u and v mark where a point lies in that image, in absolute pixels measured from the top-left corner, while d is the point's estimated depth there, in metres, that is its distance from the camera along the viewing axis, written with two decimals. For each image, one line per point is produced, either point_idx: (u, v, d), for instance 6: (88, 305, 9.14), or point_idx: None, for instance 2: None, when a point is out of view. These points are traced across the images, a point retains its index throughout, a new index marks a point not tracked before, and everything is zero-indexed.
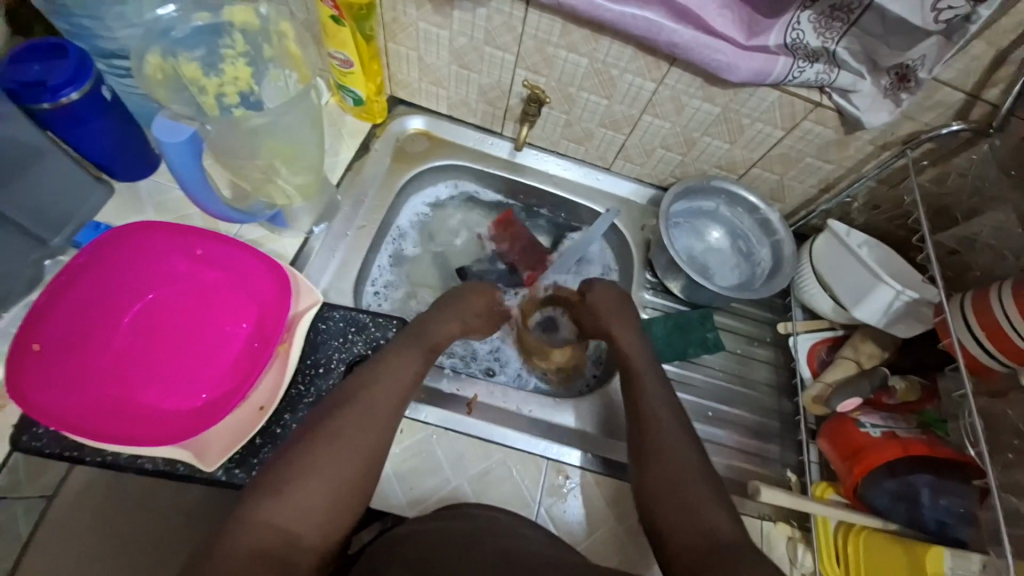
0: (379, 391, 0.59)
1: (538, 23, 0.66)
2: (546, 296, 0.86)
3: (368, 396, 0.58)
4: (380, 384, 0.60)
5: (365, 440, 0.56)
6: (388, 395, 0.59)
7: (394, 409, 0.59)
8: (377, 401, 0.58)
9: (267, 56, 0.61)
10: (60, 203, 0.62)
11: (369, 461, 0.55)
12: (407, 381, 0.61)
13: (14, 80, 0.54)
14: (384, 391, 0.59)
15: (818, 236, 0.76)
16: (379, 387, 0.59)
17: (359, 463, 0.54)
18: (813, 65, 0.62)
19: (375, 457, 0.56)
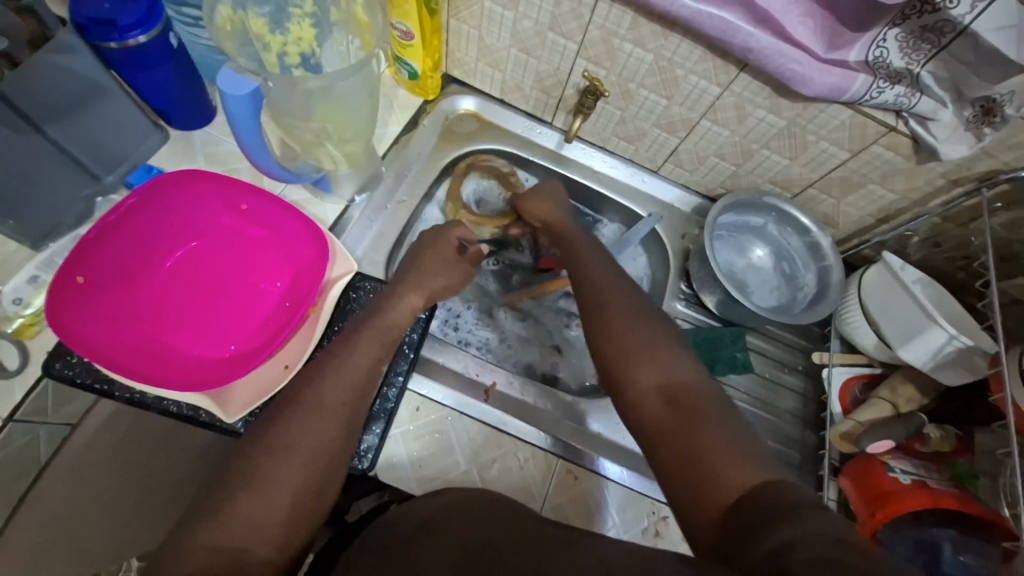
0: (334, 392, 0.54)
1: (607, 13, 0.64)
2: (495, 170, 0.84)
3: (326, 393, 0.54)
4: (344, 373, 0.56)
5: (322, 441, 0.52)
6: (350, 385, 0.55)
7: (357, 400, 0.55)
8: (339, 392, 0.55)
9: (333, 19, 0.60)
10: (114, 143, 0.64)
11: (329, 463, 0.51)
12: (367, 376, 0.57)
13: (85, 15, 0.55)
14: (341, 392, 0.55)
15: (869, 267, 0.73)
16: (342, 377, 0.55)
17: (319, 466, 0.51)
18: (893, 87, 0.59)
19: (335, 460, 0.52)
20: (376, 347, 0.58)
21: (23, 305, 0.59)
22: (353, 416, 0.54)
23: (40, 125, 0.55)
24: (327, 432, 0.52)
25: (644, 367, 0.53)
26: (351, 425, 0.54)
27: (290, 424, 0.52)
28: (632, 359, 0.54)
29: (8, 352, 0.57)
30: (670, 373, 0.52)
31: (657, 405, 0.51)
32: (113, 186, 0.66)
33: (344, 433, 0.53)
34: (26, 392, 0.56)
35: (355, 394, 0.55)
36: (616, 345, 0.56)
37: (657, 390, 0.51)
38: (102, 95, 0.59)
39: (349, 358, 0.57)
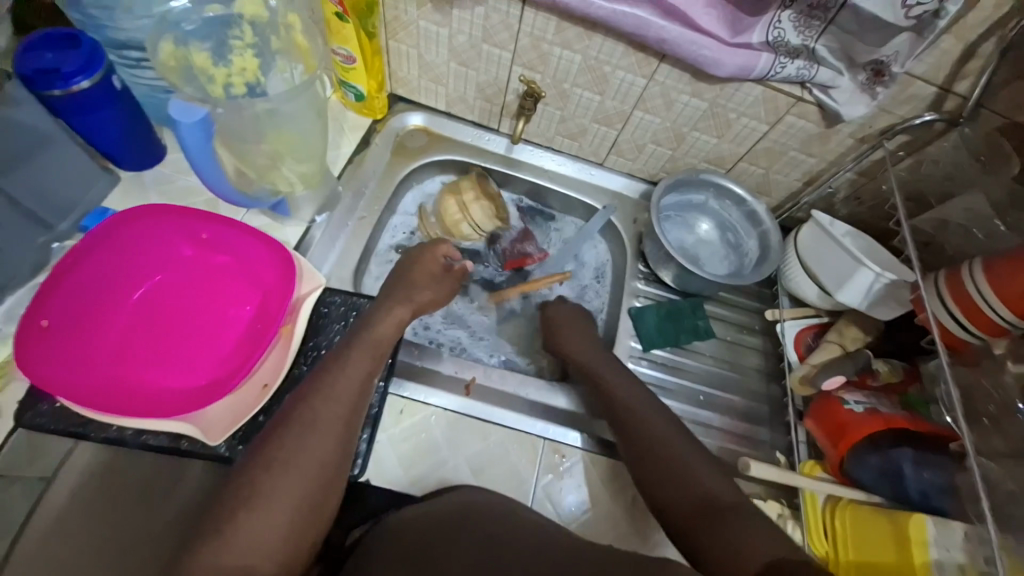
0: (329, 406, 0.55)
1: (534, 21, 0.69)
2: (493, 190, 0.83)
3: (322, 410, 0.55)
4: (337, 388, 0.56)
5: (319, 458, 0.52)
6: (345, 399, 0.56)
7: (353, 413, 0.56)
8: (335, 407, 0.55)
9: (275, 48, 0.63)
10: (63, 190, 0.64)
11: (326, 479, 0.52)
12: (360, 392, 0.57)
13: (30, 67, 0.56)
14: (335, 406, 0.55)
15: (803, 226, 0.79)
16: (336, 391, 0.56)
17: (318, 479, 0.52)
18: (794, 61, 0.66)
19: (331, 475, 0.53)
20: (366, 363, 0.59)
21: None
22: (349, 430, 0.55)
23: None
24: (325, 450, 0.53)
25: (669, 468, 0.60)
26: (347, 440, 0.55)
27: (287, 442, 0.52)
28: (663, 463, 0.60)
29: None
30: (695, 485, 0.58)
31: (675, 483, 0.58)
32: (67, 232, 0.66)
33: (341, 446, 0.54)
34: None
35: (351, 410, 0.56)
36: (648, 445, 0.62)
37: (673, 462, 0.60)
38: (48, 144, 0.60)
39: (342, 373, 0.57)
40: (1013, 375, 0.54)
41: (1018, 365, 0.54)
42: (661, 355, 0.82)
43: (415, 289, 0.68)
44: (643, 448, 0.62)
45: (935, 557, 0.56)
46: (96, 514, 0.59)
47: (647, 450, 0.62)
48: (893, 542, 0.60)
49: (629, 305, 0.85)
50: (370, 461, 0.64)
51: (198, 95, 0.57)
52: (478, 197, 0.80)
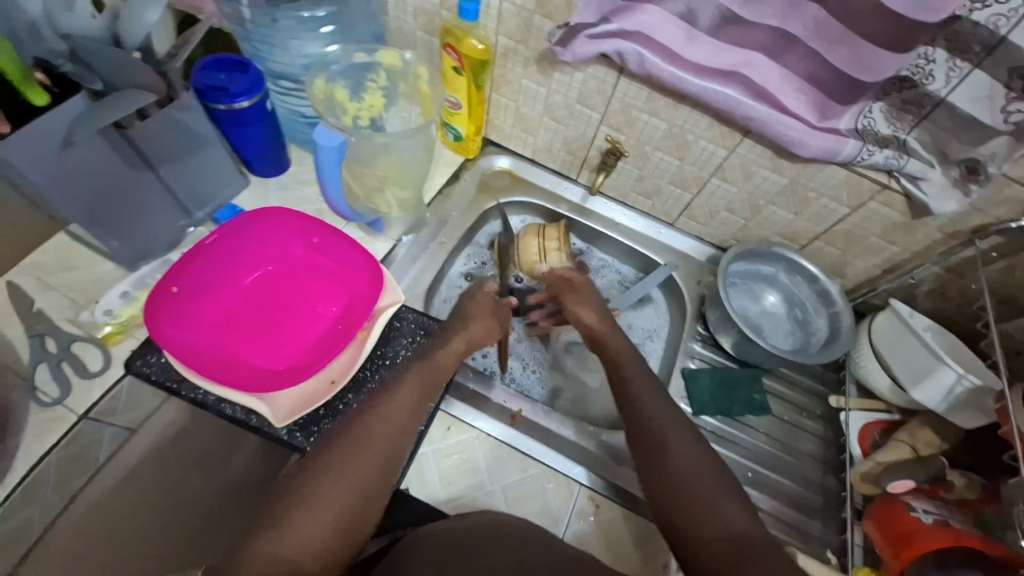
0: (382, 424, 0.58)
1: (627, 89, 0.76)
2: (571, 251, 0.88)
3: (374, 429, 0.57)
4: (389, 407, 0.59)
5: (366, 472, 0.54)
6: (397, 420, 0.59)
7: (401, 434, 0.58)
8: (384, 425, 0.58)
9: (401, 91, 0.75)
10: (205, 184, 0.76)
11: (370, 496, 0.54)
12: (411, 414, 0.60)
13: (204, 82, 0.69)
14: (388, 424, 0.58)
15: (879, 313, 0.78)
16: (387, 411, 0.59)
17: (364, 492, 0.53)
18: (881, 150, 0.67)
19: (375, 492, 0.54)
20: (416, 391, 0.62)
21: (113, 316, 0.69)
22: (399, 450, 0.58)
23: (155, 165, 0.68)
24: (372, 466, 0.55)
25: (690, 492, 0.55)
26: (391, 461, 0.57)
27: (338, 454, 0.55)
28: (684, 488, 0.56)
29: (94, 355, 0.68)
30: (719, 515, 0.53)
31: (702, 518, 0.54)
32: (200, 220, 0.79)
33: (389, 465, 0.56)
34: (106, 390, 0.67)
35: (399, 432, 0.59)
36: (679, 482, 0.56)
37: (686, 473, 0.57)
38: (205, 145, 0.72)
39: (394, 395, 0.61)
40: None
41: None
42: (710, 422, 0.80)
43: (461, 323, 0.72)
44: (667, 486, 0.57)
45: None
46: (168, 473, 0.67)
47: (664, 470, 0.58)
48: None
49: (683, 365, 0.85)
50: (410, 469, 0.68)
51: (337, 123, 0.69)
52: (560, 249, 0.85)
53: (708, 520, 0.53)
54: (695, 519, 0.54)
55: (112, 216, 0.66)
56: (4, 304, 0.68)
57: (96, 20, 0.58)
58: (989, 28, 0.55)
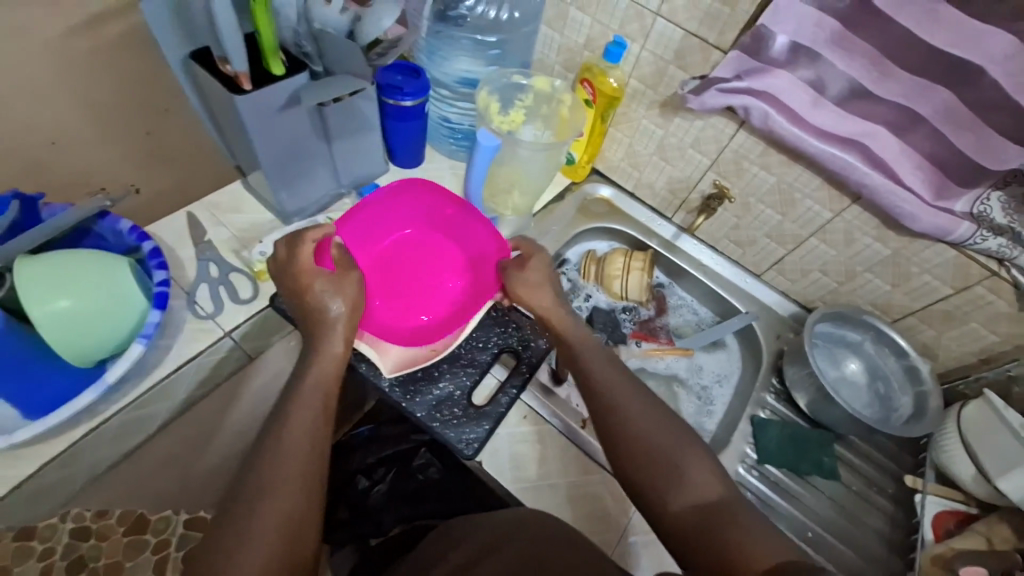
0: (285, 457, 0.56)
1: (743, 142, 0.82)
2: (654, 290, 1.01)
3: (281, 466, 0.56)
4: (289, 437, 0.58)
5: (284, 506, 0.54)
6: (298, 447, 0.58)
7: (306, 458, 0.57)
8: (287, 457, 0.57)
9: (541, 113, 0.86)
10: (359, 166, 0.89)
11: (299, 524, 0.54)
12: (312, 435, 0.59)
13: (384, 81, 0.82)
14: (292, 456, 0.57)
15: (970, 401, 0.76)
16: (288, 441, 0.58)
17: (292, 522, 0.53)
18: (996, 238, 0.68)
19: (303, 516, 0.54)
20: (313, 414, 0.60)
21: (264, 257, 0.80)
22: (310, 470, 0.57)
23: (330, 140, 0.81)
24: (291, 503, 0.54)
25: (657, 465, 0.59)
26: (311, 489, 0.56)
27: (250, 498, 0.54)
28: (652, 457, 0.60)
29: (246, 284, 0.81)
30: (690, 488, 0.58)
31: (683, 504, 0.57)
32: (346, 192, 0.91)
33: (306, 488, 0.56)
34: (250, 316, 0.79)
35: (311, 454, 0.58)
36: (647, 449, 0.61)
37: (643, 455, 0.60)
38: (369, 131, 0.85)
39: (293, 423, 0.59)
40: None
41: None
42: (776, 474, 0.81)
43: (327, 316, 0.65)
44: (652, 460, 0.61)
45: None
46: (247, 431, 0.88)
47: (624, 442, 0.62)
48: None
49: (754, 412, 0.86)
50: (488, 445, 0.75)
51: (496, 128, 0.81)
52: (644, 269, 0.93)
53: (687, 492, 0.58)
54: (673, 493, 0.58)
55: (287, 175, 0.80)
56: (185, 230, 0.82)
57: (342, 15, 0.73)
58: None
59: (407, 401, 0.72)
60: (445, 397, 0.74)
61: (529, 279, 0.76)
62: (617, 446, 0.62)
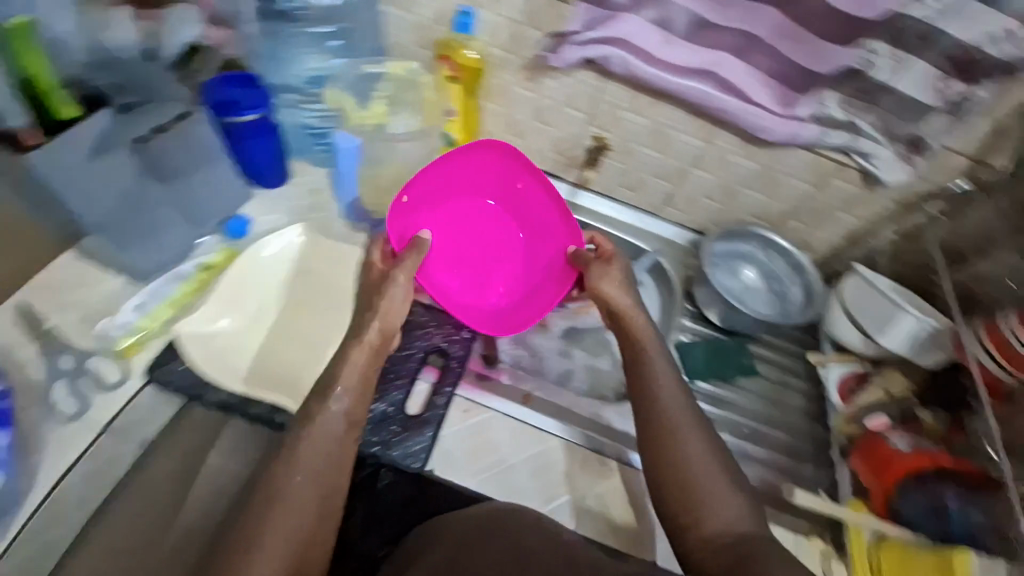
0: (297, 471, 0.53)
1: (611, 91, 0.83)
2: None
3: (293, 481, 0.52)
4: (303, 449, 0.54)
5: (287, 530, 0.50)
6: (314, 459, 0.54)
7: (324, 473, 0.54)
8: (300, 473, 0.53)
9: (402, 100, 0.83)
10: (216, 202, 0.80)
11: (304, 545, 0.51)
12: (335, 444, 0.55)
13: (217, 98, 0.75)
14: (308, 467, 0.53)
15: (845, 278, 0.84)
16: (301, 453, 0.54)
17: (297, 545, 0.50)
18: (837, 134, 0.76)
19: (309, 537, 0.51)
20: (337, 419, 0.57)
21: (129, 329, 0.72)
22: (325, 489, 0.53)
23: (167, 180, 0.72)
24: (297, 520, 0.51)
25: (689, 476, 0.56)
26: (328, 504, 0.53)
27: (260, 515, 0.50)
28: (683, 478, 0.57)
29: (113, 368, 0.71)
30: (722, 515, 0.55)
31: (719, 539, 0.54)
32: (211, 230, 0.83)
33: (316, 504, 0.52)
34: (126, 401, 0.70)
35: (329, 464, 0.54)
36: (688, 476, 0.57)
37: (690, 465, 0.57)
38: (214, 162, 0.76)
39: (311, 435, 0.55)
40: None
41: None
42: (707, 387, 0.88)
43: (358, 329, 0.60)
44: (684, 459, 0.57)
45: None
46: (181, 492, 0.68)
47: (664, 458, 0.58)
48: None
49: (677, 338, 0.92)
50: (436, 449, 0.75)
51: (360, 128, 0.79)
52: None
53: (717, 522, 0.54)
54: (708, 509, 0.55)
55: (128, 228, 0.71)
56: (16, 325, 0.71)
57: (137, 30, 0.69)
58: (926, 22, 0.63)
59: None
60: (380, 417, 0.75)
61: (613, 277, 0.70)
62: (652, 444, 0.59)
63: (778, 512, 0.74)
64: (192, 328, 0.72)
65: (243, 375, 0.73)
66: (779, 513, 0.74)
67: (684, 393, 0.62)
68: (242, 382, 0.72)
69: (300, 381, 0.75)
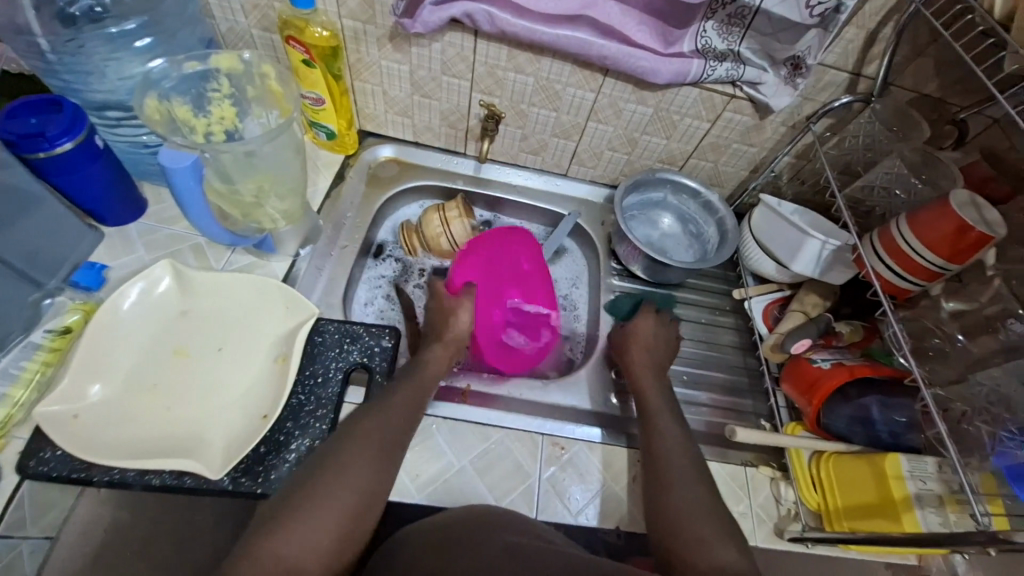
0: (372, 429, 0.61)
1: (487, 51, 0.76)
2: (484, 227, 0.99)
3: (373, 431, 0.60)
4: (374, 415, 0.62)
5: (358, 477, 0.56)
6: (384, 422, 0.62)
7: (392, 437, 0.61)
8: (374, 434, 0.60)
9: (250, 96, 0.72)
10: (53, 250, 0.68)
11: (367, 495, 0.55)
12: (404, 411, 0.64)
13: (14, 132, 0.60)
14: (379, 428, 0.61)
15: (755, 211, 0.86)
16: (372, 417, 0.62)
17: (366, 494, 0.55)
18: (723, 64, 0.73)
19: (374, 491, 0.56)
20: (411, 391, 0.67)
21: None
22: (392, 452, 0.60)
23: None
24: (368, 470, 0.57)
25: (680, 513, 0.59)
26: (390, 461, 0.59)
27: (338, 461, 0.57)
28: (669, 509, 0.60)
29: None
30: (713, 558, 0.55)
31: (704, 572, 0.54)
32: (57, 289, 0.69)
33: (385, 460, 0.59)
34: (6, 504, 0.58)
35: (394, 429, 0.62)
36: (670, 500, 0.61)
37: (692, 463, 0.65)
38: (37, 204, 0.64)
39: (380, 420, 0.62)
40: (948, 310, 0.65)
41: (952, 301, 0.65)
42: None
43: (411, 393, 0.67)
44: (652, 445, 0.67)
45: (914, 490, 0.61)
46: None
47: (658, 501, 0.62)
48: (873, 483, 0.64)
49: (607, 300, 0.90)
50: None
51: (185, 141, 0.62)
52: (462, 216, 0.87)
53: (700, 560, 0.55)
54: (689, 523, 0.58)
55: None
56: None
57: None
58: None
59: (260, 486, 0.61)
60: (303, 456, 0.64)
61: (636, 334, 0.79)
62: (651, 480, 0.64)
63: (725, 451, 0.76)
64: (54, 407, 0.60)
65: (130, 448, 0.61)
66: (727, 452, 0.76)
67: (677, 424, 0.70)
68: (129, 456, 0.60)
69: (206, 439, 0.64)
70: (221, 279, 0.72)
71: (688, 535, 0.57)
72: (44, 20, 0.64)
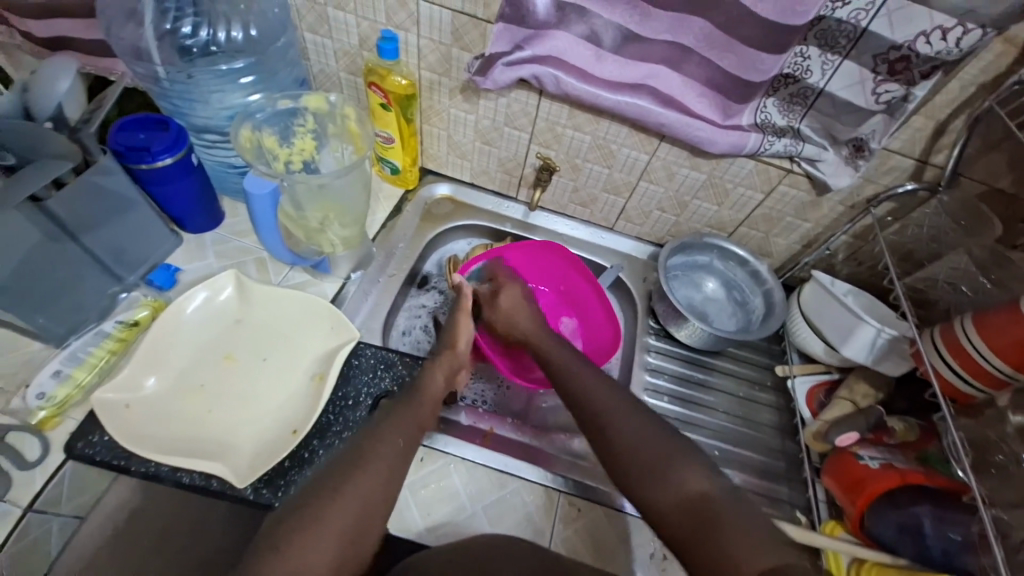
0: (384, 442, 0.60)
1: (549, 109, 0.80)
2: None
3: (384, 442, 0.60)
4: (385, 426, 0.62)
5: (365, 491, 0.55)
6: (395, 438, 0.61)
7: (400, 452, 0.60)
8: (383, 445, 0.59)
9: (330, 132, 0.80)
10: (136, 250, 0.76)
11: (372, 509, 0.55)
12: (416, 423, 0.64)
13: (123, 144, 0.69)
14: (390, 442, 0.60)
15: (806, 286, 0.84)
16: (385, 429, 0.61)
17: (370, 506, 0.55)
18: (781, 139, 0.73)
19: (378, 505, 0.55)
20: (430, 410, 0.67)
21: (46, 399, 0.65)
22: (399, 463, 0.59)
23: (76, 235, 0.66)
24: (374, 479, 0.56)
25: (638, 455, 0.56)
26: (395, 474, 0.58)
27: (344, 471, 0.56)
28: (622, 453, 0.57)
29: (31, 444, 0.63)
30: None
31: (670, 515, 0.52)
32: (133, 284, 0.76)
33: (391, 471, 0.58)
34: (49, 479, 0.62)
35: (407, 444, 0.61)
36: (626, 449, 0.57)
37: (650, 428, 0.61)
38: (131, 208, 0.72)
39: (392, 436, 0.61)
40: (1013, 425, 0.58)
41: (1018, 415, 0.58)
42: (675, 413, 0.83)
43: (416, 401, 0.66)
44: None
45: None
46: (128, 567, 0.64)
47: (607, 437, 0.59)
48: None
49: (641, 359, 0.88)
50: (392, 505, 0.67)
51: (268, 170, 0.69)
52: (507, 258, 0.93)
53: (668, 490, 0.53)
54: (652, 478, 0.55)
55: (37, 296, 0.65)
56: None
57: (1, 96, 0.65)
58: (851, 23, 0.62)
59: (278, 500, 0.63)
60: None
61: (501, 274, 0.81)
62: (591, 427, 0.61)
63: None
64: (110, 394, 0.64)
65: (168, 442, 0.64)
66: None
67: None
68: (165, 450, 0.63)
69: (236, 447, 0.67)
70: (274, 294, 0.77)
71: (669, 488, 0.53)
72: (165, 50, 0.73)
